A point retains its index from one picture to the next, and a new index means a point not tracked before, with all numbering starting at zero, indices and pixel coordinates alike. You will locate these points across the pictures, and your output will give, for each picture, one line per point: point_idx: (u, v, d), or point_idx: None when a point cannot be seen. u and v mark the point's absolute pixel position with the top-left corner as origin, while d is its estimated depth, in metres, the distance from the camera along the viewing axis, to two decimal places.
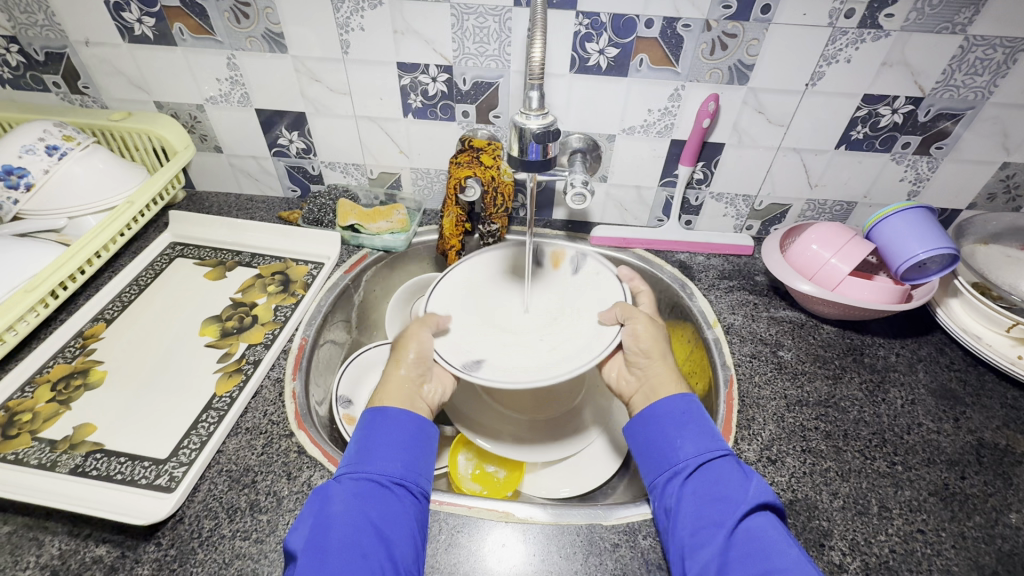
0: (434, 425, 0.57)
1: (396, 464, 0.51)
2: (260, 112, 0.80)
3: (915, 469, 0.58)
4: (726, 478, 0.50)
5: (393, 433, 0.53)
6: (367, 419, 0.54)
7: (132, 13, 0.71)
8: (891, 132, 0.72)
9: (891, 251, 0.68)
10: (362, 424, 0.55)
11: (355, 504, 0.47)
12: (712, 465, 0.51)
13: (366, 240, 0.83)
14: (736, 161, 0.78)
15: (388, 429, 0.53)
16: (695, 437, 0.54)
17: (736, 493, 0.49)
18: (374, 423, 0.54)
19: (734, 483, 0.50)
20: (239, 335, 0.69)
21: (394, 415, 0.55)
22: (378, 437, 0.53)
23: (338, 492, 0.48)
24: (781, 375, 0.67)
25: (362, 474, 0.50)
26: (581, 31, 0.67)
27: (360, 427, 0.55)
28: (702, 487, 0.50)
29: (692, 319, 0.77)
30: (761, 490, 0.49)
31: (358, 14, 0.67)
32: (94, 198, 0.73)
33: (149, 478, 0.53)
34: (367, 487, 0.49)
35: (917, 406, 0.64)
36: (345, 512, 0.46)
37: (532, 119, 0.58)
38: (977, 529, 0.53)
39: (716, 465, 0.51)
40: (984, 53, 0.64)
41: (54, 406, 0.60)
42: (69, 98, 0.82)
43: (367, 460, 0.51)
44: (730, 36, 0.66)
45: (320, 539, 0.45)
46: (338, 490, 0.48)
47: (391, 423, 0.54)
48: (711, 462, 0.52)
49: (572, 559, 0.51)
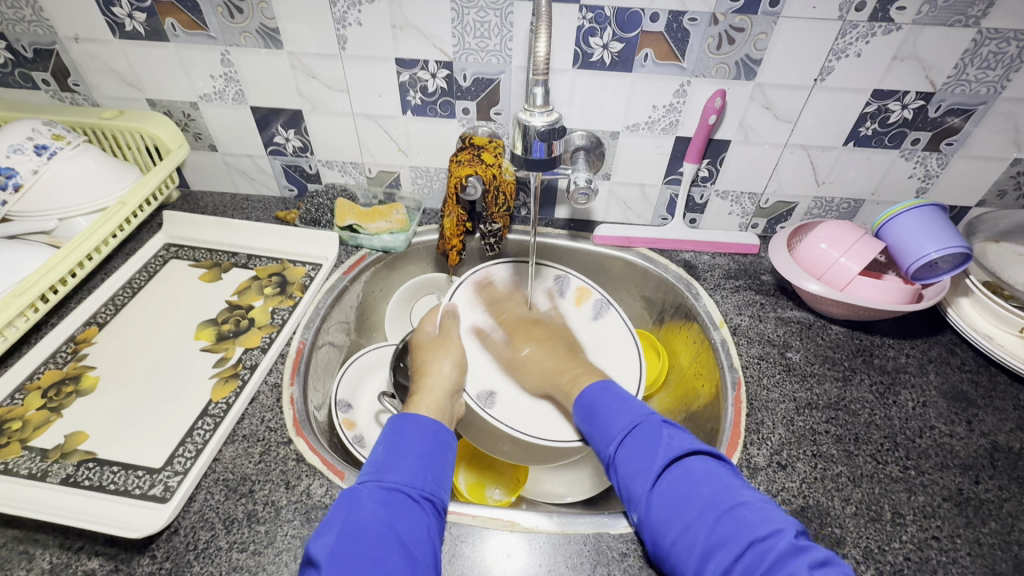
0: (457, 441, 0.56)
1: (424, 476, 0.50)
2: (256, 109, 0.78)
3: (928, 474, 0.56)
4: (641, 448, 0.52)
5: (423, 445, 0.52)
6: (395, 427, 0.54)
7: (122, 8, 0.69)
8: (900, 128, 0.71)
9: (902, 250, 0.67)
10: (389, 431, 0.54)
11: (382, 513, 0.46)
12: (627, 441, 0.53)
13: (365, 240, 0.81)
14: (742, 158, 0.77)
15: (417, 440, 0.52)
16: (609, 419, 0.56)
17: (647, 460, 0.50)
18: (404, 431, 0.53)
19: (649, 449, 0.51)
20: (235, 339, 0.68)
21: (423, 425, 0.54)
22: (408, 446, 0.52)
23: (368, 499, 0.46)
24: (790, 377, 0.66)
25: (390, 483, 0.48)
26: (584, 26, 0.65)
27: (387, 434, 0.53)
28: (626, 464, 0.52)
29: (698, 320, 0.76)
30: (669, 446, 0.51)
31: (355, 9, 0.66)
32: (85, 199, 0.71)
33: (143, 488, 0.52)
34: (395, 498, 0.47)
35: (929, 409, 0.63)
36: (375, 519, 0.45)
37: (536, 117, 0.57)
38: (993, 535, 0.52)
39: (633, 438, 0.53)
40: (997, 47, 0.62)
41: (45, 413, 0.58)
42: (59, 96, 0.80)
43: (395, 468, 0.49)
44: (738, 30, 0.64)
45: (346, 549, 0.42)
46: (366, 498, 0.46)
47: (420, 434, 0.53)
48: (628, 437, 0.53)
49: (579, 569, 0.50)
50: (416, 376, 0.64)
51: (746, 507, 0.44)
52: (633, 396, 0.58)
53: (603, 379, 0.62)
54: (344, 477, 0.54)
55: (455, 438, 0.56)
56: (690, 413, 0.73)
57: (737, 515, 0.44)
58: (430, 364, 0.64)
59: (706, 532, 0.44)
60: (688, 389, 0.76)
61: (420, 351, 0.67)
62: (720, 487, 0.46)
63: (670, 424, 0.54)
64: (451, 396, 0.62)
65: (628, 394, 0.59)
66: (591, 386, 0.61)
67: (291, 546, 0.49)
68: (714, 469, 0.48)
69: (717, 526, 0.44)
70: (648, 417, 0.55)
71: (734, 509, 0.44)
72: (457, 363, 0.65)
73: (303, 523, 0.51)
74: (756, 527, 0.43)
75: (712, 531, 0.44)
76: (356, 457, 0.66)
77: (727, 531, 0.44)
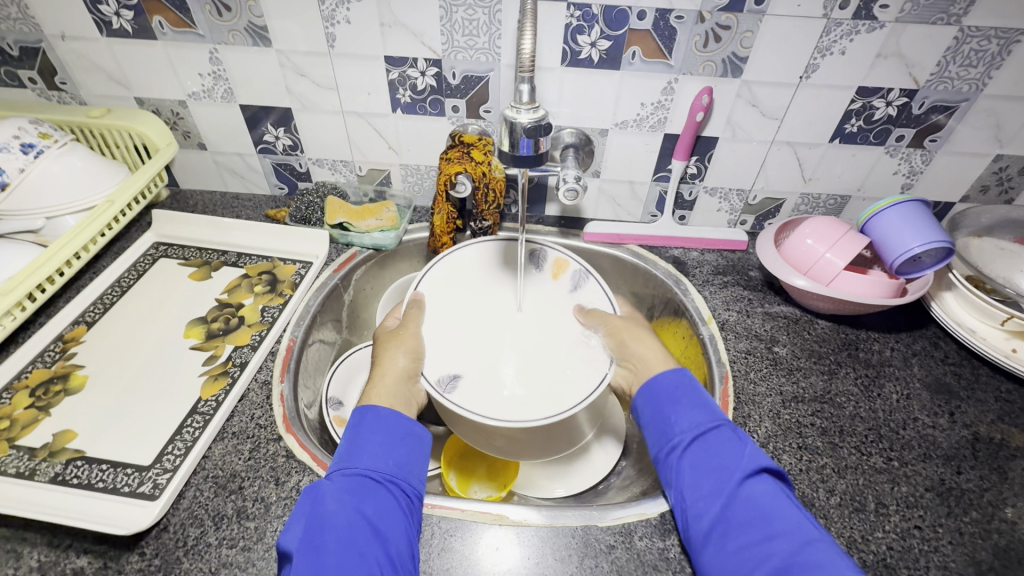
0: (422, 428, 0.56)
1: (388, 461, 0.50)
2: (246, 108, 0.78)
3: (912, 465, 0.57)
4: (723, 449, 0.52)
5: (384, 431, 0.53)
6: (356, 418, 0.54)
7: (110, 6, 0.68)
8: (885, 125, 0.71)
9: (886, 245, 0.68)
10: (351, 425, 0.54)
11: (348, 499, 0.46)
12: (707, 438, 0.53)
13: (356, 238, 0.81)
14: (730, 155, 0.78)
15: (379, 428, 0.53)
16: (685, 413, 0.55)
17: (730, 462, 0.50)
18: (363, 422, 0.53)
19: (732, 454, 0.51)
20: (225, 337, 0.68)
21: (380, 413, 0.54)
22: (370, 435, 0.52)
23: (332, 487, 0.47)
24: (777, 371, 0.67)
25: (353, 471, 0.49)
26: (572, 23, 0.65)
27: (349, 428, 0.54)
28: (698, 459, 0.52)
29: (687, 316, 0.76)
30: (755, 457, 0.50)
31: (343, 7, 0.66)
32: (73, 198, 0.70)
33: (132, 485, 0.52)
34: (360, 484, 0.48)
35: (912, 401, 0.64)
36: (341, 504, 0.46)
37: (522, 113, 0.56)
38: (974, 524, 0.53)
39: (713, 437, 0.53)
40: (979, 45, 0.63)
41: (32, 412, 0.58)
42: (46, 94, 0.80)
43: (358, 456, 0.50)
44: (724, 28, 0.65)
45: (314, 539, 0.43)
46: (331, 487, 0.47)
47: (380, 424, 0.53)
48: (705, 434, 0.53)
49: (567, 561, 0.50)
50: (378, 363, 0.64)
51: (826, 545, 0.44)
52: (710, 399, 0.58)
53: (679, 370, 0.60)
54: None
55: (420, 424, 0.56)
56: None
57: (818, 549, 0.43)
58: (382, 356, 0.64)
59: (783, 553, 0.44)
60: None
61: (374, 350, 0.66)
62: (805, 517, 0.46)
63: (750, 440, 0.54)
64: (407, 382, 0.63)
65: (705, 392, 0.58)
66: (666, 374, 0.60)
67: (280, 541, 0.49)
68: (790, 495, 0.49)
69: (796, 551, 0.43)
70: (729, 422, 0.55)
71: (814, 544, 0.44)
72: (411, 353, 0.65)
73: None
74: (841, 568, 0.42)
75: (791, 554, 0.43)
76: None
77: (807, 562, 0.42)
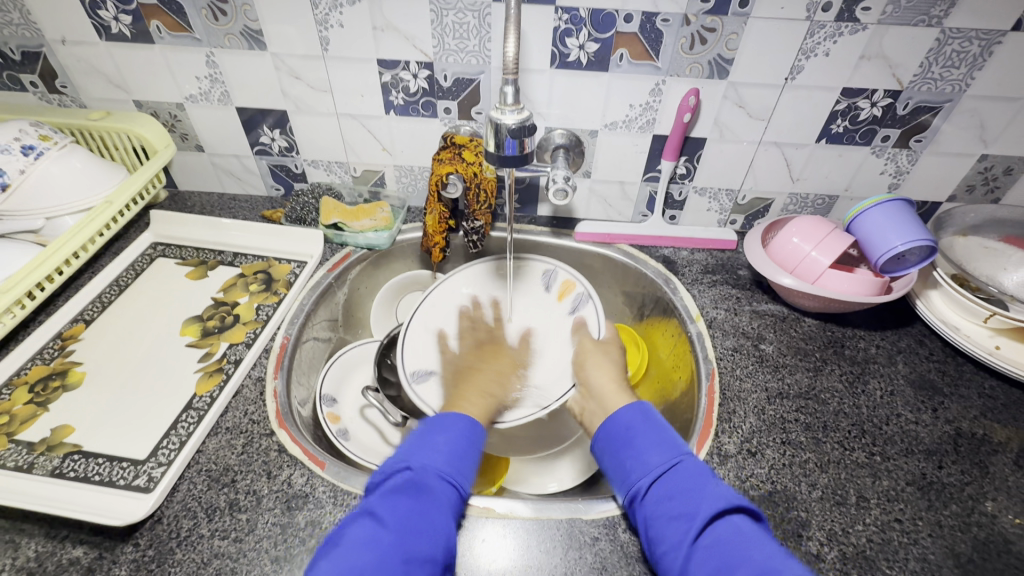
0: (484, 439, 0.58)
1: (470, 475, 0.52)
2: (242, 110, 0.80)
3: (894, 460, 0.58)
4: (684, 491, 0.47)
5: (467, 440, 0.54)
6: (447, 420, 0.56)
7: (108, 11, 0.70)
8: (870, 125, 0.72)
9: (870, 243, 0.69)
10: (433, 426, 0.55)
11: (439, 505, 0.48)
12: (666, 479, 0.49)
13: (350, 238, 0.82)
14: (718, 155, 0.79)
15: (464, 436, 0.55)
16: (642, 452, 0.51)
17: (690, 506, 0.46)
18: (452, 426, 0.55)
19: (693, 495, 0.47)
20: (220, 335, 0.69)
21: (471, 425, 0.56)
22: (452, 439, 0.54)
23: (429, 488, 0.48)
24: (762, 368, 0.68)
25: (445, 475, 0.50)
26: (560, 26, 0.67)
27: (431, 428, 0.55)
28: (656, 507, 0.48)
29: (675, 314, 0.77)
30: (717, 496, 0.46)
31: (336, 11, 0.67)
32: (72, 198, 0.72)
33: (127, 479, 0.53)
34: (444, 485, 0.49)
35: (896, 397, 0.64)
36: (434, 510, 0.47)
37: (507, 114, 0.58)
38: (954, 518, 0.53)
39: (672, 477, 0.49)
40: (960, 46, 0.64)
41: (31, 408, 0.59)
42: (47, 97, 0.81)
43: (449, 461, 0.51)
44: (709, 30, 0.66)
45: (410, 526, 0.45)
46: (427, 488, 0.48)
47: (466, 432, 0.55)
48: (665, 474, 0.49)
49: (551, 553, 0.51)
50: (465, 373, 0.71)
51: None
52: (671, 428, 0.54)
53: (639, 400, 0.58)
54: (324, 466, 0.56)
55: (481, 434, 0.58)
56: (668, 404, 0.75)
57: None
58: (467, 367, 0.72)
59: None
60: (667, 381, 0.77)
61: (459, 359, 0.75)
62: (777, 555, 0.42)
63: (714, 474, 0.49)
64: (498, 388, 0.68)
65: (665, 422, 0.55)
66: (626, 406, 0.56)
67: (271, 533, 0.50)
68: (763, 535, 0.44)
69: None
70: (690, 455, 0.51)
71: None
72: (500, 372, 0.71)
73: (283, 511, 0.52)
74: None
75: None
76: (341, 449, 0.67)
77: None
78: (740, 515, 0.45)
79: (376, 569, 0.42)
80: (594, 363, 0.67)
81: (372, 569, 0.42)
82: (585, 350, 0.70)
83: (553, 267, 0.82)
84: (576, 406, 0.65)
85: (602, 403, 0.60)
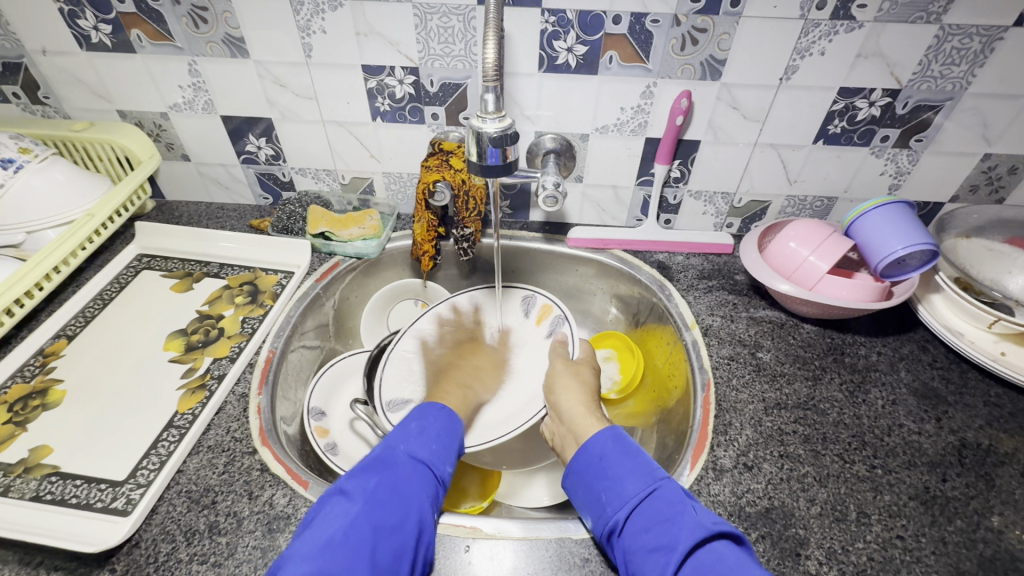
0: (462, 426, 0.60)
1: (444, 459, 0.54)
2: (227, 119, 0.78)
3: (896, 473, 0.56)
4: (660, 521, 0.46)
5: (442, 429, 0.57)
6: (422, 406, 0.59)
7: (87, 20, 0.69)
8: (868, 125, 0.70)
9: (871, 248, 0.66)
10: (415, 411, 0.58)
11: (411, 480, 0.49)
12: (642, 508, 0.48)
13: (338, 247, 0.81)
14: (713, 158, 0.77)
15: (439, 423, 0.57)
16: (618, 482, 0.51)
17: (667, 538, 0.45)
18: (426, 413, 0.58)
19: (670, 525, 0.45)
20: (204, 350, 0.68)
21: (447, 412, 0.59)
22: (428, 426, 0.56)
23: (398, 464, 0.50)
24: (759, 377, 0.66)
25: (418, 458, 0.52)
26: (547, 29, 0.65)
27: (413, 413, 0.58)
28: (634, 541, 0.46)
29: (671, 321, 0.75)
30: (695, 523, 0.45)
31: (318, 16, 0.66)
32: (53, 211, 0.71)
33: (105, 501, 0.52)
34: (415, 465, 0.51)
35: (898, 407, 0.62)
36: (405, 486, 0.48)
37: (488, 122, 0.56)
38: (959, 534, 0.51)
39: (648, 507, 0.48)
40: (961, 43, 0.62)
41: (9, 428, 0.58)
42: (29, 109, 0.80)
43: (421, 445, 0.53)
44: (701, 30, 0.64)
45: (381, 494, 0.46)
46: (397, 464, 0.50)
47: (442, 420, 0.58)
48: (640, 504, 0.48)
49: (541, 575, 0.49)
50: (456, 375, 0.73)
51: None
52: (645, 453, 0.53)
53: (611, 425, 0.57)
54: (307, 485, 0.54)
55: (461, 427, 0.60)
56: (663, 414, 0.73)
57: None
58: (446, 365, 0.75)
59: None
60: (662, 389, 0.76)
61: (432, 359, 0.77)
62: None
63: (693, 499, 0.48)
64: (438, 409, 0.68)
65: (641, 448, 0.54)
66: (598, 433, 0.56)
67: (251, 556, 0.49)
68: (748, 562, 0.42)
69: None
70: (665, 479, 0.50)
71: None
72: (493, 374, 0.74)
73: (264, 533, 0.50)
74: None
75: None
76: (328, 464, 0.66)
77: None
78: (722, 541, 0.44)
79: (343, 537, 0.42)
80: (563, 385, 0.66)
81: (340, 537, 0.42)
82: (555, 371, 0.69)
83: (533, 293, 0.82)
84: (548, 430, 0.65)
85: (573, 430, 0.60)
